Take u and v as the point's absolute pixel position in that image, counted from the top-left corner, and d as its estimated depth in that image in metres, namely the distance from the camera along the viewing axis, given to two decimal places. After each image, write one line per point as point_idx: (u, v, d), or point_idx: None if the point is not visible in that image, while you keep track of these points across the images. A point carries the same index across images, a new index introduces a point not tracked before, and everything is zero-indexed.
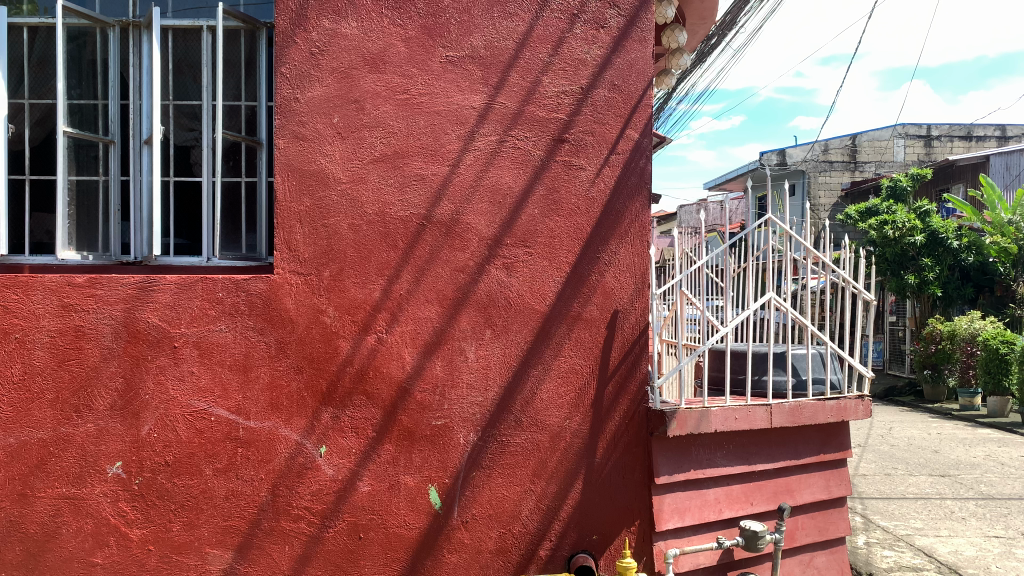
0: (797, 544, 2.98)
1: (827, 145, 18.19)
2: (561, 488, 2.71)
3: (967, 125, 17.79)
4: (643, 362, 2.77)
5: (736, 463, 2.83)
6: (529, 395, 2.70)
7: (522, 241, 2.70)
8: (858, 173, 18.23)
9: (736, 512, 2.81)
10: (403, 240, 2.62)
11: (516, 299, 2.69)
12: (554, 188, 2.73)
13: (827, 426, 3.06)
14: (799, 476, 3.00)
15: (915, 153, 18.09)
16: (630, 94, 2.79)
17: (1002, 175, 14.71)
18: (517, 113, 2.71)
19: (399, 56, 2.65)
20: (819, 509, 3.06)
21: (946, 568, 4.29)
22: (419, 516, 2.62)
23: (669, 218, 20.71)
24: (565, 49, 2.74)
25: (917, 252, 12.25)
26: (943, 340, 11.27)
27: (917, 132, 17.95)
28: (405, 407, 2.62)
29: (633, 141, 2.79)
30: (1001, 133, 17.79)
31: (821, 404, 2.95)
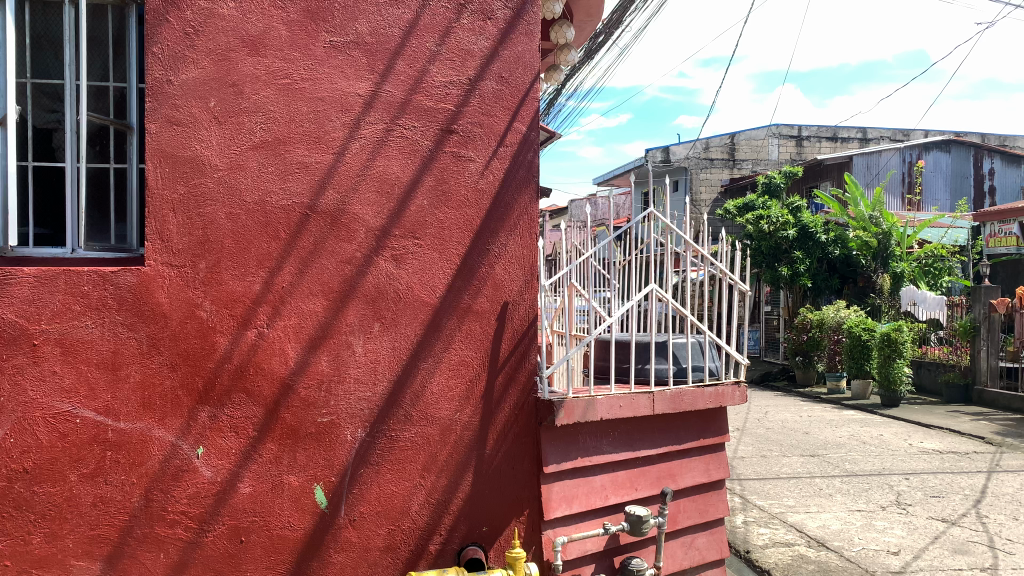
0: (679, 527, 3.08)
1: (708, 143, 18.97)
2: (452, 482, 2.69)
3: (833, 127, 18.94)
4: (532, 353, 2.81)
5: (621, 450, 2.89)
6: (419, 389, 2.66)
7: (410, 232, 2.66)
8: (736, 171, 19.07)
9: (622, 498, 2.88)
10: (285, 230, 2.53)
11: (405, 291, 2.65)
12: (443, 179, 2.70)
13: (706, 412, 3.17)
14: (680, 461, 3.10)
15: (788, 152, 19.09)
16: (517, 87, 2.81)
17: (863, 174, 15.75)
18: (404, 102, 2.66)
19: (280, 40, 2.54)
20: (699, 493, 3.18)
21: (815, 542, 4.56)
22: (304, 516, 2.54)
23: (560, 212, 21.02)
24: (452, 39, 2.72)
25: (790, 246, 12.88)
26: (813, 328, 11.95)
27: (789, 132, 18.97)
28: (289, 404, 2.53)
29: (521, 134, 2.82)
30: (864, 135, 19.02)
31: (700, 390, 3.05)
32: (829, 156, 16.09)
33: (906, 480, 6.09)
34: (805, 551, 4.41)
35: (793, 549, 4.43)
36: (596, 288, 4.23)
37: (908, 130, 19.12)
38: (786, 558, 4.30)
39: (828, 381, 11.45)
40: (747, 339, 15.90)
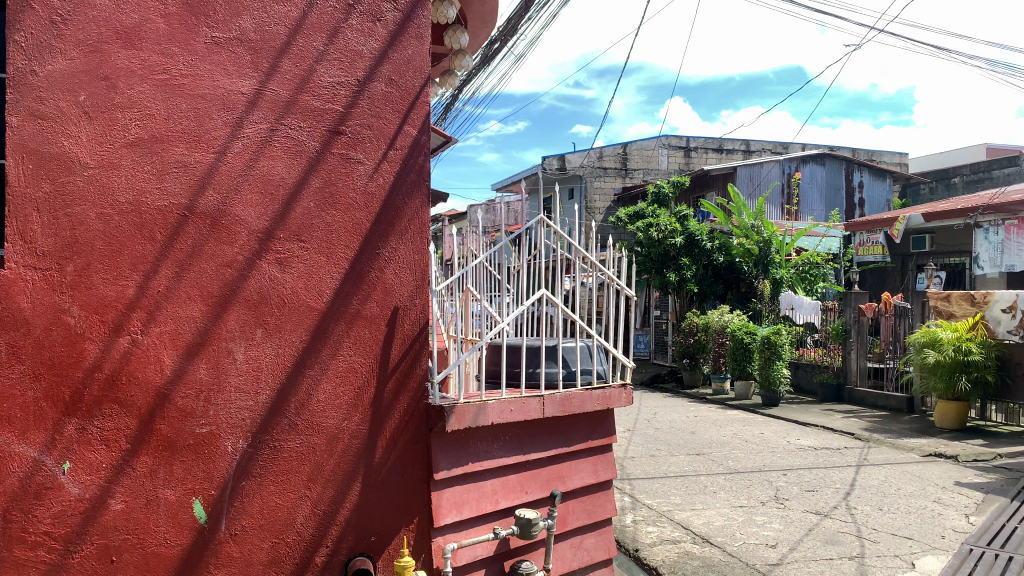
0: (568, 528, 3.13)
1: (602, 152, 19.37)
2: (339, 491, 2.62)
3: (719, 140, 19.76)
4: (423, 358, 2.80)
5: (512, 454, 2.91)
6: (305, 397, 2.59)
7: (296, 235, 2.58)
8: (628, 180, 19.53)
9: (512, 502, 2.89)
10: (160, 232, 2.40)
11: (289, 295, 2.57)
12: (330, 181, 2.64)
13: (595, 414, 3.23)
14: (570, 463, 3.14)
15: (677, 162, 19.77)
16: (407, 90, 2.81)
17: (746, 185, 16.50)
18: (289, 102, 2.59)
19: (157, 33, 2.42)
20: (588, 494, 3.23)
21: (699, 538, 4.72)
22: (180, 532, 2.42)
23: (458, 217, 20.96)
24: (341, 39, 2.68)
25: (677, 253, 13.37)
26: (699, 331, 12.43)
27: (678, 143, 19.66)
28: (164, 414, 2.41)
29: (411, 137, 2.81)
30: (747, 148, 19.94)
31: (589, 393, 3.11)
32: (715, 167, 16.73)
33: (784, 476, 6.39)
34: (691, 547, 4.56)
35: (679, 546, 4.57)
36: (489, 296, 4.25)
37: (787, 143, 20.18)
38: (673, 555, 4.42)
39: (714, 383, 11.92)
40: (637, 343, 16.32)
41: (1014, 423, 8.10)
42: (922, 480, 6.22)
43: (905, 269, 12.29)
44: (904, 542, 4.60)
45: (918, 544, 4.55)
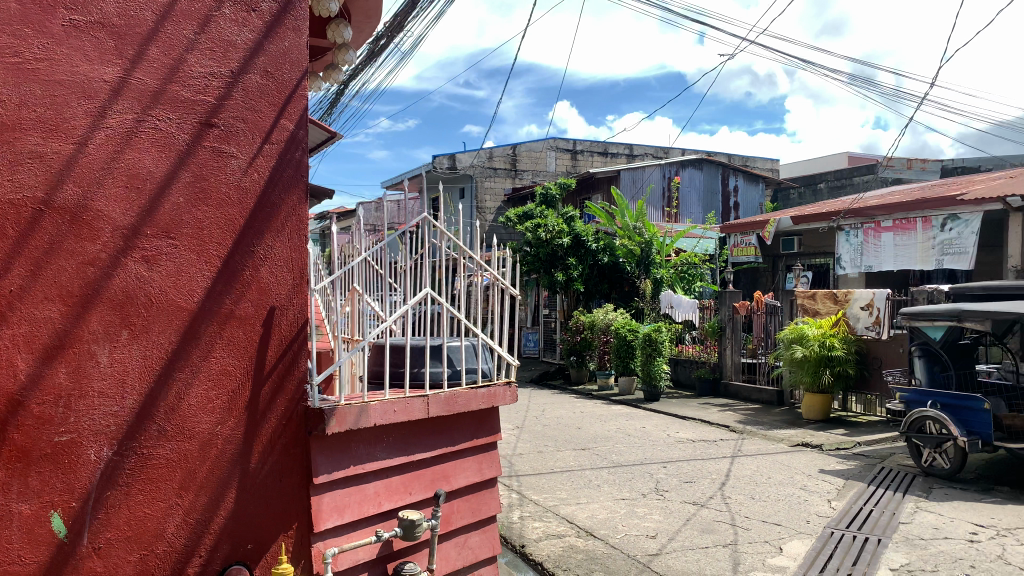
0: (452, 527, 3.13)
1: (491, 152, 19.45)
2: (213, 499, 2.52)
3: (603, 143, 20.28)
4: (301, 359, 2.74)
5: (395, 455, 2.88)
6: (175, 401, 2.46)
7: (164, 232, 2.46)
8: (517, 181, 19.65)
9: (395, 503, 2.87)
10: (13, 227, 2.21)
11: (158, 295, 2.44)
12: (202, 175, 2.53)
13: (479, 413, 3.24)
14: (453, 462, 3.14)
15: (564, 164, 20.12)
16: (283, 84, 2.73)
17: (630, 188, 17.04)
18: (157, 92, 2.46)
19: (7, 12, 2.23)
20: (472, 492, 3.24)
21: (583, 532, 4.82)
22: (37, 550, 2.23)
23: (348, 215, 20.56)
24: (212, 28, 2.57)
25: (564, 253, 13.57)
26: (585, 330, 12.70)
27: (565, 146, 20.02)
28: (18, 423, 2.21)
29: (288, 131, 2.74)
30: (630, 151, 20.57)
31: (473, 392, 3.12)
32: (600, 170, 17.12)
33: (663, 469, 6.62)
34: (575, 540, 4.65)
35: (564, 540, 4.65)
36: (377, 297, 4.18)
37: (667, 148, 20.94)
38: (557, 550, 4.50)
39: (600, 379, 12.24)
40: (526, 341, 16.50)
41: (872, 413, 8.71)
42: (789, 468, 6.60)
43: (775, 269, 12.99)
44: (773, 527, 4.86)
45: (785, 529, 4.82)
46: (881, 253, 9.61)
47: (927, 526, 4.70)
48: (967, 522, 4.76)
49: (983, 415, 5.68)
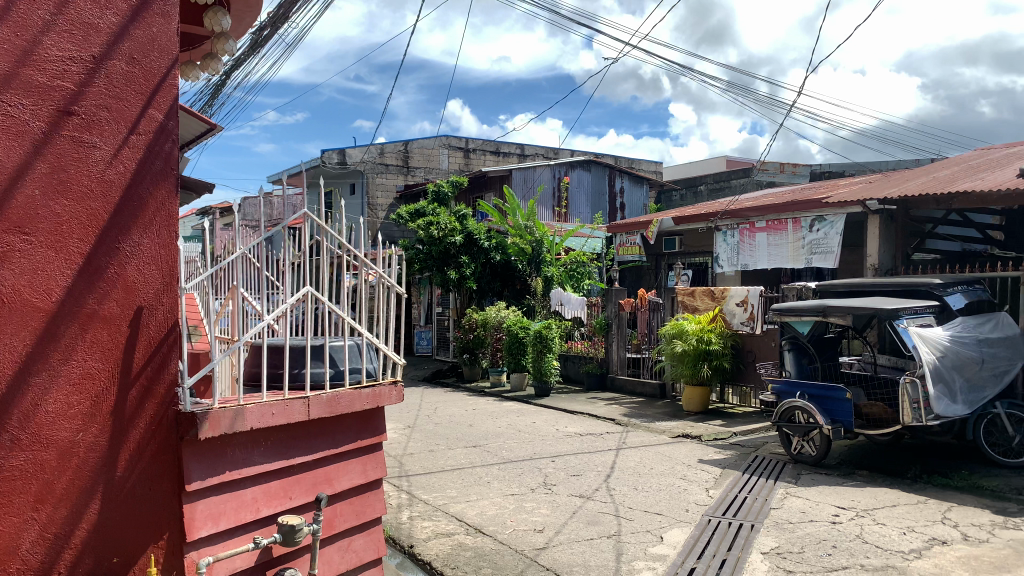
0: (335, 531, 3.06)
1: (383, 148, 19.18)
2: (74, 511, 2.36)
3: (495, 142, 20.38)
4: (172, 361, 2.61)
5: (274, 459, 2.80)
6: (30, 408, 2.29)
7: (17, 226, 2.28)
8: (409, 177, 19.49)
9: (273, 509, 2.79)
10: None
11: (9, 294, 2.26)
12: (60, 166, 2.37)
13: (362, 414, 3.19)
14: (336, 465, 3.08)
15: (456, 162, 20.07)
16: (150, 72, 2.59)
17: (521, 187, 17.19)
18: (8, 76, 2.29)
19: None
20: (356, 494, 3.19)
21: (472, 529, 4.83)
22: None
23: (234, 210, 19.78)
24: (71, 9, 2.41)
25: (457, 251, 13.44)
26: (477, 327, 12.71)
27: (457, 144, 19.98)
28: None
29: (157, 122, 2.61)
30: (521, 151, 20.77)
31: (357, 392, 3.06)
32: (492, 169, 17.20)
33: (552, 463, 6.72)
34: (463, 538, 4.65)
35: (453, 539, 4.64)
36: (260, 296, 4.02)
37: (558, 149, 21.27)
38: (446, 548, 4.48)
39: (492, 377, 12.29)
40: (419, 339, 16.39)
41: (747, 404, 9.16)
42: (671, 459, 6.83)
43: (658, 268, 13.41)
44: (655, 517, 5.03)
45: (666, 518, 4.99)
46: (756, 253, 10.11)
47: (795, 510, 4.98)
48: (830, 504, 5.07)
49: (845, 404, 6.07)
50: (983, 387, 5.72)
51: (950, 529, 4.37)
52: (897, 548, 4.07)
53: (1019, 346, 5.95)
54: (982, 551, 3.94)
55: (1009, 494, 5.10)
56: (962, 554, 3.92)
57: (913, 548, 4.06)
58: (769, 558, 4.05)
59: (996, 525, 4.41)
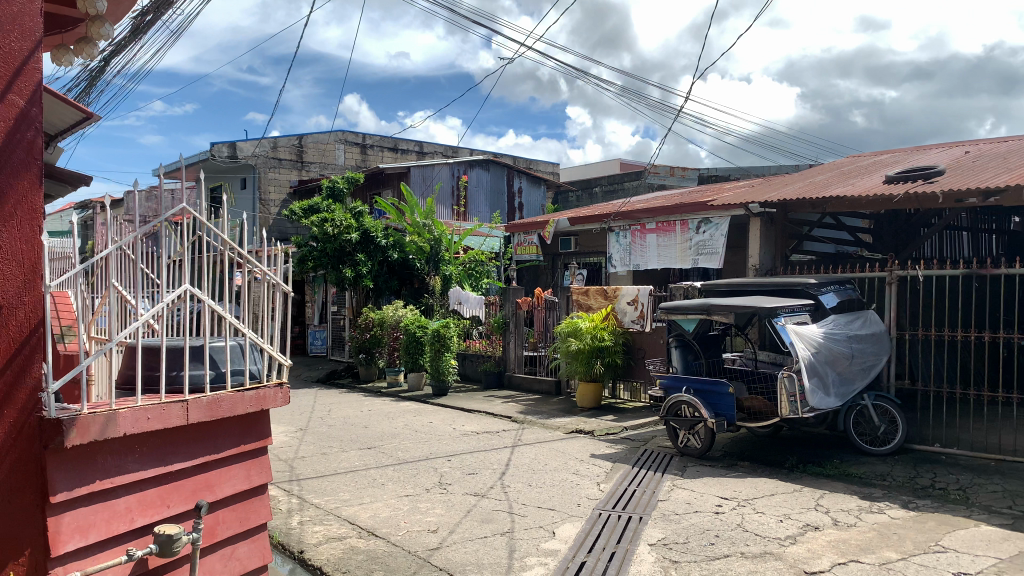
0: (218, 539, 2.95)
1: (276, 142, 18.61)
2: None
3: (393, 139, 20.15)
4: (35, 363, 2.43)
5: (151, 466, 2.66)
6: None
7: None
8: (304, 173, 19.00)
9: (149, 518, 2.65)
10: None
11: None
12: None
13: (247, 417, 3.08)
14: (219, 471, 2.96)
15: (352, 158, 19.70)
16: (10, 55, 2.42)
17: (419, 185, 17.05)
18: None
19: None
20: (240, 501, 3.08)
21: (364, 532, 4.75)
22: None
23: (115, 204, 18.72)
24: None
25: (353, 248, 13.19)
26: (374, 327, 12.50)
27: (354, 140, 19.63)
28: None
29: (18, 108, 2.42)
30: (420, 149, 20.64)
31: (240, 395, 2.96)
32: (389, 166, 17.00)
33: (448, 462, 6.70)
34: (355, 542, 4.57)
35: (344, 542, 4.55)
36: (141, 295, 3.83)
37: (456, 147, 21.24)
38: (337, 553, 4.38)
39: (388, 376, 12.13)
40: (313, 339, 16.01)
41: (637, 399, 9.43)
42: (565, 455, 6.94)
43: (554, 267, 13.58)
44: (548, 513, 5.09)
45: (559, 514, 5.05)
46: (647, 253, 10.40)
47: (681, 502, 5.15)
48: (713, 495, 5.28)
49: (727, 398, 6.32)
50: (853, 380, 6.07)
51: (822, 515, 4.62)
52: (774, 534, 4.27)
53: (883, 341, 6.33)
54: (850, 535, 4.19)
55: (874, 480, 5.44)
56: (832, 538, 4.15)
57: (788, 534, 4.27)
58: (656, 550, 4.17)
59: (862, 510, 4.69)
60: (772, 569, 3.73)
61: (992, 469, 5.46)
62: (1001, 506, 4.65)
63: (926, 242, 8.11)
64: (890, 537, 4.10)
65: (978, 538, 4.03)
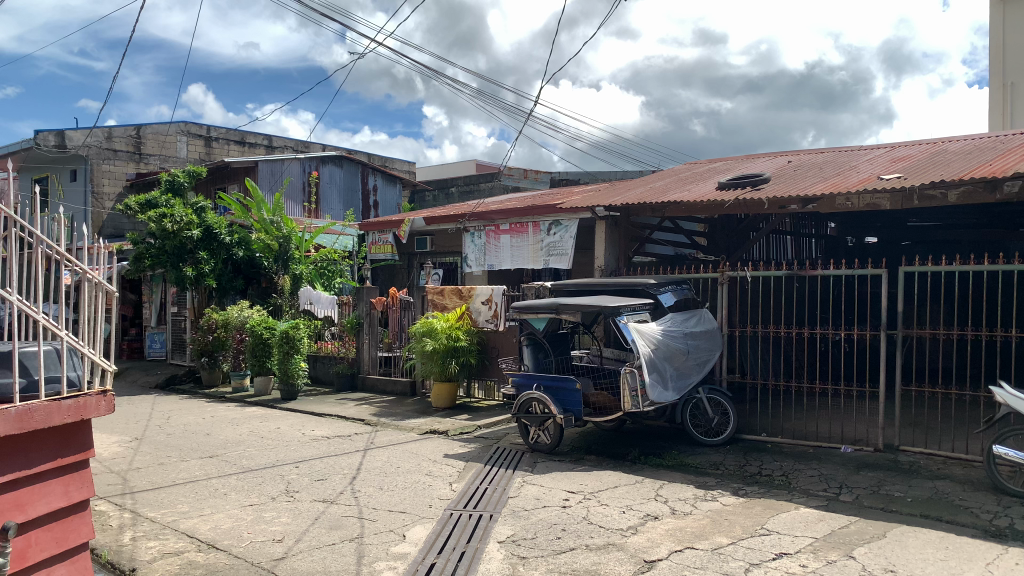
0: (30, 563, 2.68)
1: (110, 132, 17.33)
2: None
3: (240, 132, 19.27)
4: None
5: None
6: None
7: None
8: (142, 165, 17.80)
9: None
10: None
11: None
12: None
13: (64, 429, 2.82)
14: (31, 487, 2.69)
15: (196, 151, 18.64)
16: None
17: (268, 180, 16.38)
18: None
19: None
20: (56, 520, 2.81)
21: (203, 545, 4.49)
22: None
23: None
24: None
25: (194, 246, 12.32)
26: (219, 329, 11.83)
27: (198, 132, 18.59)
28: None
29: None
30: (269, 143, 19.86)
31: (56, 405, 2.71)
32: (236, 160, 16.27)
33: (296, 469, 6.47)
34: (194, 556, 4.31)
35: (181, 557, 4.28)
36: None
37: (308, 143, 20.63)
38: (173, 569, 4.12)
39: (234, 381, 11.52)
40: (152, 342, 15.21)
41: (491, 398, 9.50)
42: (417, 456, 6.87)
43: (409, 267, 13.44)
44: (398, 515, 5.02)
45: (409, 516, 5.00)
46: (501, 254, 10.51)
47: (530, 498, 5.23)
48: (561, 490, 5.40)
49: (575, 394, 6.47)
50: (689, 375, 6.39)
51: (661, 505, 4.83)
52: (617, 526, 4.43)
53: (715, 337, 6.71)
54: (686, 523, 4.41)
55: (708, 469, 5.76)
56: (670, 527, 4.35)
57: (630, 525, 4.43)
58: (505, 547, 4.21)
59: (698, 498, 4.95)
60: (615, 559, 3.86)
61: (810, 455, 5.92)
62: (818, 489, 5.05)
63: (753, 246, 8.70)
64: (722, 523, 4.35)
65: (798, 520, 4.35)
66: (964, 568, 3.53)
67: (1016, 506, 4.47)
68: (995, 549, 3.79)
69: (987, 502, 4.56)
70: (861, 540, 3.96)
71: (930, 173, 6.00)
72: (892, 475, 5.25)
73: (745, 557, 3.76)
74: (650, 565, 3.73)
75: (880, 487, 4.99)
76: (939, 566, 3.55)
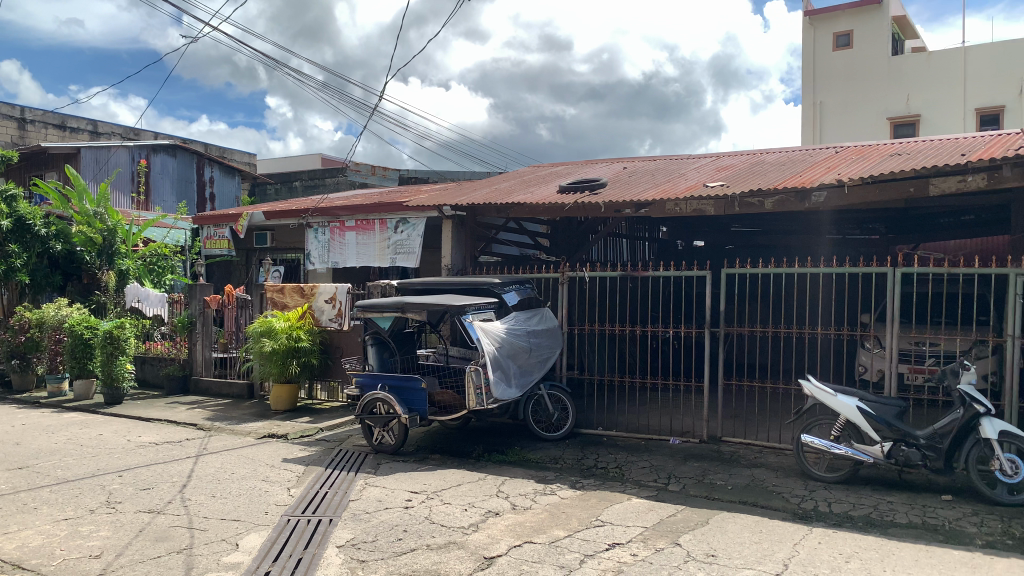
0: None
1: None
2: None
3: (60, 115, 17.73)
4: None
5: None
6: None
7: None
8: None
9: None
10: None
11: None
12: None
13: None
14: None
15: (8, 134, 16.95)
16: None
17: (92, 168, 15.12)
18: None
19: None
20: None
21: (6, 566, 4.07)
22: None
23: None
24: None
25: (3, 238, 11.26)
26: (32, 329, 10.76)
27: (10, 112, 16.91)
28: None
29: None
30: (93, 128, 18.40)
31: None
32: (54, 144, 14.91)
33: (118, 478, 6.00)
34: None
35: None
36: None
37: (139, 129, 19.31)
38: None
39: (49, 385, 10.46)
40: None
41: (335, 399, 9.24)
42: (254, 461, 6.58)
43: (248, 263, 12.95)
44: (231, 524, 4.77)
45: (243, 524, 4.77)
46: (345, 251, 10.27)
47: (372, 500, 5.14)
48: (403, 490, 5.35)
49: (421, 393, 6.43)
50: (532, 372, 6.51)
51: (502, 501, 4.89)
52: (458, 524, 4.44)
53: (556, 335, 6.91)
54: (525, 517, 4.49)
55: (548, 464, 5.91)
56: (509, 522, 4.42)
57: (471, 522, 4.45)
58: (344, 551, 4.10)
59: (537, 493, 5.06)
60: (456, 558, 3.86)
61: (642, 448, 6.21)
62: (649, 480, 5.30)
63: (592, 248, 9.01)
64: (559, 517, 4.47)
65: (630, 511, 4.54)
66: (775, 549, 3.82)
67: (820, 488, 4.90)
68: (802, 530, 4.13)
69: (795, 487, 4.96)
70: (687, 528, 4.20)
71: (749, 182, 6.45)
72: (715, 464, 5.60)
73: (580, 549, 3.88)
74: (490, 562, 3.77)
75: (704, 476, 5.30)
76: (755, 548, 3.83)
